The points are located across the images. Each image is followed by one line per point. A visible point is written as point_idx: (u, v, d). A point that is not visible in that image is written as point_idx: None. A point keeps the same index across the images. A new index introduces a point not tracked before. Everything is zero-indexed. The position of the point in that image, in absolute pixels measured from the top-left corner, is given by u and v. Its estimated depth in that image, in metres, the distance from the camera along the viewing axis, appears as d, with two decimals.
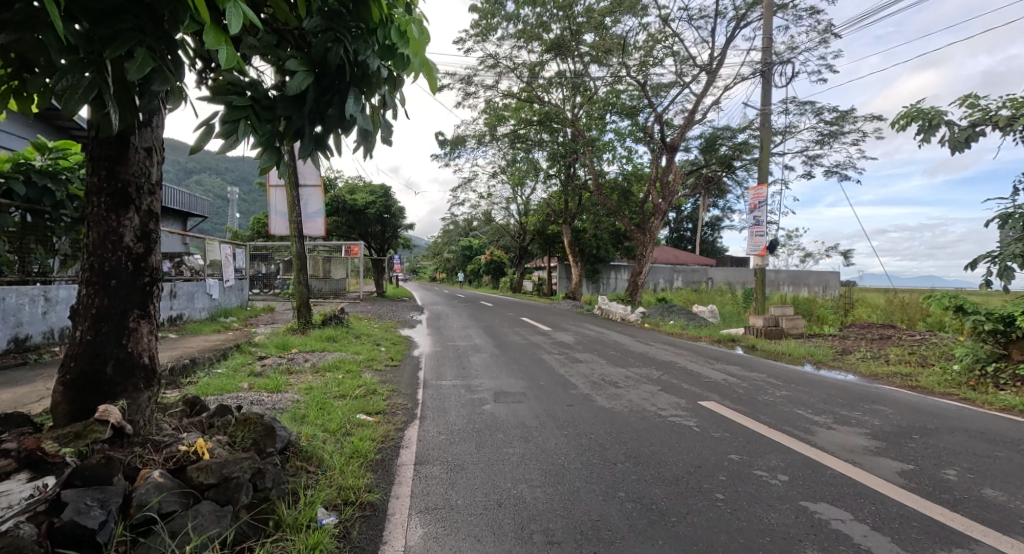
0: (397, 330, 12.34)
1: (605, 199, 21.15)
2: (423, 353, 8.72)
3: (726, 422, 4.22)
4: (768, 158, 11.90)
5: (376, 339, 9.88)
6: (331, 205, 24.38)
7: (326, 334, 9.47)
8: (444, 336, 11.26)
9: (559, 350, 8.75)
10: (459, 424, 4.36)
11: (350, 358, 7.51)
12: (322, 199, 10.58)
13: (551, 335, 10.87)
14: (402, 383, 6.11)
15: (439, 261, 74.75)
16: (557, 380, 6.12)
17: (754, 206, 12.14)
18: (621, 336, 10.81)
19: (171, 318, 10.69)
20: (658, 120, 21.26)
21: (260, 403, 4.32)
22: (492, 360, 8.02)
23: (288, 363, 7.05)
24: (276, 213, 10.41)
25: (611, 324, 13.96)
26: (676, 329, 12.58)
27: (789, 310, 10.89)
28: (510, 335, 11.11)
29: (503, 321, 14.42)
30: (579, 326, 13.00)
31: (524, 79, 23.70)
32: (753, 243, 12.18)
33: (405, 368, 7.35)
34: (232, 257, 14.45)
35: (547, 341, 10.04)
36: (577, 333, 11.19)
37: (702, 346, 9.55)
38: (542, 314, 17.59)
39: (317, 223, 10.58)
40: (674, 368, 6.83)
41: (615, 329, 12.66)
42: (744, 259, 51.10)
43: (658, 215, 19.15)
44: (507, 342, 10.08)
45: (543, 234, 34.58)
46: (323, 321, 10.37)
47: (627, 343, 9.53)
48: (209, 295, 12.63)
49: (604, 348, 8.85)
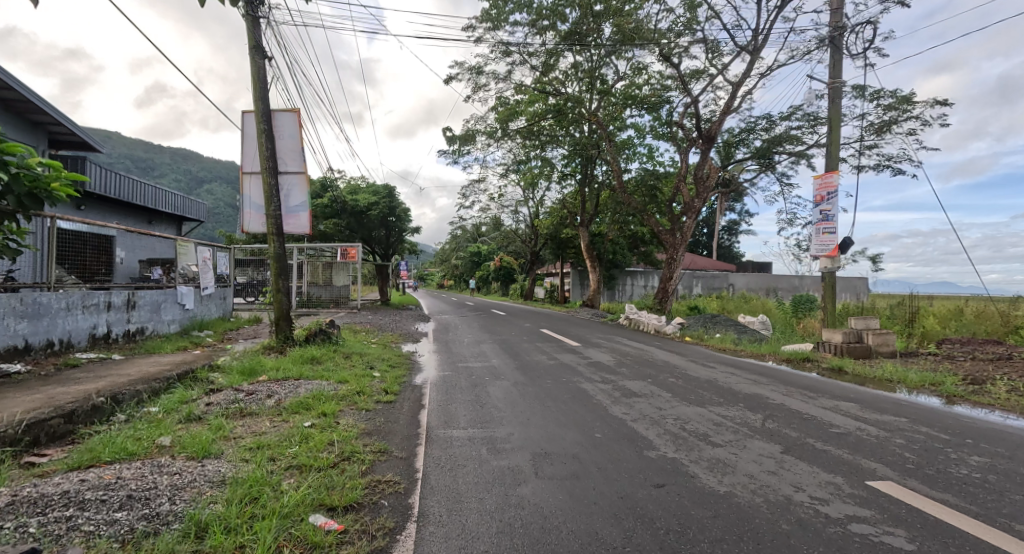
0: (398, 346, 10.54)
1: (629, 198, 19.32)
2: (428, 380, 6.88)
3: (974, 544, 2.31)
4: (838, 142, 10.03)
5: (370, 360, 8.03)
6: (333, 208, 22.83)
7: (308, 355, 7.69)
8: (454, 354, 9.40)
9: (600, 376, 6.84)
10: (484, 540, 2.48)
11: (330, 391, 5.68)
12: (307, 189, 8.79)
13: (582, 353, 8.98)
14: (395, 435, 4.24)
15: (446, 267, 73.09)
16: (618, 433, 4.22)
17: (820, 198, 10.19)
18: (669, 355, 8.92)
19: (127, 334, 8.95)
20: (685, 112, 19.43)
21: (135, 506, 2.48)
22: (516, 390, 6.15)
23: (243, 399, 5.23)
24: (251, 206, 8.62)
25: (645, 338, 12.07)
26: (726, 344, 10.68)
27: (873, 322, 8.95)
28: (533, 352, 9.24)
29: (521, 334, 12.59)
30: (611, 340, 11.11)
31: (537, 72, 22.11)
32: (821, 242, 10.23)
33: (402, 403, 5.53)
34: (212, 261, 12.72)
35: (581, 361, 8.17)
36: (613, 351, 9.26)
37: (776, 369, 7.61)
38: (562, 325, 15.78)
39: (300, 218, 8.77)
40: (774, 408, 4.90)
41: (653, 344, 10.74)
42: (765, 263, 48.98)
43: (691, 213, 17.21)
44: (531, 362, 8.24)
45: (556, 238, 32.81)
46: (307, 337, 8.58)
47: (682, 365, 7.62)
48: (182, 305, 10.94)
49: (659, 373, 6.93)
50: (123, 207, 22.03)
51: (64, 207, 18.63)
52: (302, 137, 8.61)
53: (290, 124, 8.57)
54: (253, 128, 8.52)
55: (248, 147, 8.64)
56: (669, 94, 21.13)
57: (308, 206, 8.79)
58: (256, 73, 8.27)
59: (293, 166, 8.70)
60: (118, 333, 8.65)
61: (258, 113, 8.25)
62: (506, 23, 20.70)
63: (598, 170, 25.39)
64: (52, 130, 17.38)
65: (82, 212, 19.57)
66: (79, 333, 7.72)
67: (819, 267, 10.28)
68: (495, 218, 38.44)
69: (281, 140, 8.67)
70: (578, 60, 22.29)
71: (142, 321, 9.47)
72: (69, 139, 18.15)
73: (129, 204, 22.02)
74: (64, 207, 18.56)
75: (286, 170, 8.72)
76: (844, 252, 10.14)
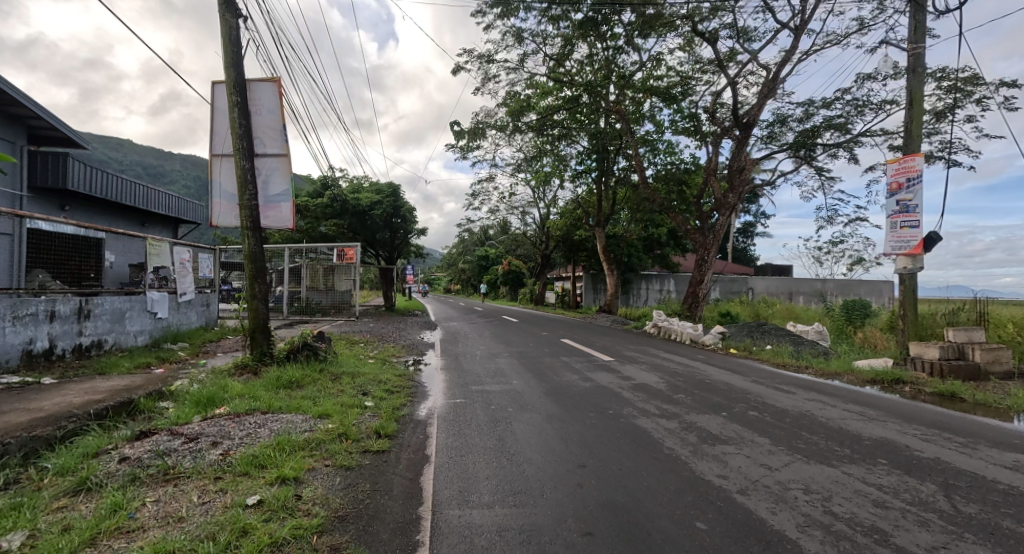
0: (399, 361, 9.04)
1: (653, 194, 17.80)
2: (434, 413, 5.36)
3: None
4: (919, 120, 8.47)
5: (363, 382, 6.54)
6: (333, 207, 21.44)
7: (286, 378, 6.22)
8: (466, 373, 7.88)
9: (656, 406, 5.28)
10: None
11: (301, 436, 4.19)
12: (289, 175, 7.35)
13: (620, 372, 7.42)
14: (382, 525, 2.74)
15: (453, 272, 71.89)
16: (732, 522, 2.67)
17: (896, 185, 8.58)
18: (726, 374, 7.34)
19: (78, 349, 7.54)
20: (714, 101, 17.90)
21: None
22: (551, 430, 4.63)
23: (177, 449, 3.74)
24: (223, 195, 7.17)
25: (683, 350, 10.51)
26: (783, 358, 9.10)
27: (977, 335, 7.35)
28: (560, 371, 7.70)
29: (541, 345, 11.04)
30: (647, 354, 9.57)
31: (550, 62, 20.71)
32: (899, 238, 8.62)
33: (397, 453, 4.01)
34: (193, 264, 11.30)
35: (623, 383, 6.63)
36: (656, 369, 7.70)
37: (873, 396, 5.99)
38: (584, 333, 14.24)
39: (281, 208, 7.35)
40: (945, 470, 3.32)
41: (697, 358, 9.17)
42: (785, 266, 47.13)
43: (726, 210, 15.59)
44: (561, 385, 6.70)
45: (568, 240, 31.33)
46: (289, 353, 7.08)
47: (752, 390, 6.03)
48: (152, 314, 9.53)
49: (731, 402, 5.37)
50: (112, 207, 20.78)
51: (47, 208, 17.38)
52: (283, 112, 7.20)
53: (269, 97, 7.16)
54: (224, 102, 7.11)
55: (218, 125, 7.22)
56: (693, 84, 19.66)
57: (291, 195, 7.37)
58: (227, 34, 6.86)
59: (273, 148, 7.29)
60: (65, 348, 7.24)
61: (230, 83, 6.86)
62: (517, 10, 19.33)
63: (616, 166, 23.91)
64: (33, 125, 16.13)
65: (66, 212, 18.34)
66: (8, 350, 6.31)
67: (896, 267, 8.71)
68: (503, 220, 37.02)
69: (259, 116, 7.28)
70: (594, 50, 20.83)
71: (99, 333, 8.07)
72: (50, 134, 16.84)
73: (119, 205, 20.79)
74: (46, 207, 17.32)
75: (264, 153, 7.31)
76: (929, 249, 8.51)
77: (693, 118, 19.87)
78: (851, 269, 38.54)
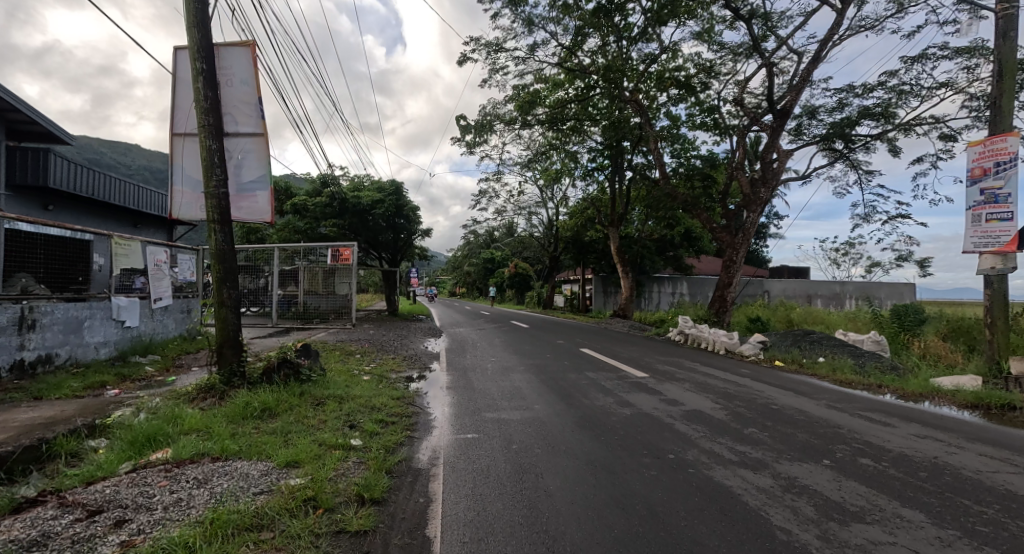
0: (397, 378, 7.79)
1: (674, 191, 16.53)
2: (438, 458, 4.11)
3: None
4: (1011, 94, 7.19)
5: (351, 410, 5.32)
6: (333, 207, 20.30)
7: (256, 406, 5.04)
8: (476, 394, 6.64)
9: (730, 449, 4.01)
10: None
11: (250, 506, 2.95)
12: (265, 158, 6.18)
13: (663, 394, 6.12)
14: None
15: (459, 275, 70.72)
16: None
17: (981, 172, 7.28)
18: (791, 397, 6.05)
19: (18, 366, 6.38)
20: (742, 90, 16.64)
21: None
22: (599, 488, 3.37)
23: (54, 536, 2.50)
24: (186, 181, 5.95)
25: (722, 363, 9.24)
26: (844, 373, 7.80)
27: None
28: (588, 392, 6.43)
29: (559, 357, 9.77)
30: (683, 368, 8.30)
31: (561, 51, 19.53)
32: (985, 234, 7.29)
33: (384, 536, 2.75)
34: (171, 265, 10.14)
35: (673, 410, 5.37)
36: (705, 390, 6.41)
37: (998, 431, 4.69)
38: (603, 342, 12.98)
39: (257, 198, 6.18)
40: None
41: (745, 375, 7.87)
42: (801, 268, 45.65)
43: (757, 207, 14.31)
44: (595, 412, 5.44)
45: (578, 241, 30.11)
46: (263, 372, 5.86)
47: (841, 423, 4.73)
48: (117, 323, 8.35)
49: (825, 442, 4.10)
50: (101, 207, 19.72)
51: (29, 207, 16.32)
52: (260, 82, 6.02)
53: (242, 64, 5.99)
54: (187, 70, 5.92)
55: (182, 98, 6.03)
56: (715, 73, 18.44)
57: (269, 181, 6.19)
58: None
59: (247, 126, 6.11)
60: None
61: (193, 46, 5.68)
62: None
63: (630, 163, 22.69)
64: (11, 120, 15.04)
65: (50, 212, 17.27)
66: None
67: (982, 267, 7.43)
68: (510, 222, 35.86)
69: (230, 87, 6.10)
70: (608, 40, 19.66)
71: (48, 347, 6.92)
72: (31, 129, 15.79)
73: (109, 206, 19.74)
74: (28, 207, 16.29)
75: (236, 132, 6.13)
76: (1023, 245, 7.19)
77: (714, 112, 18.66)
78: (869, 271, 37.22)
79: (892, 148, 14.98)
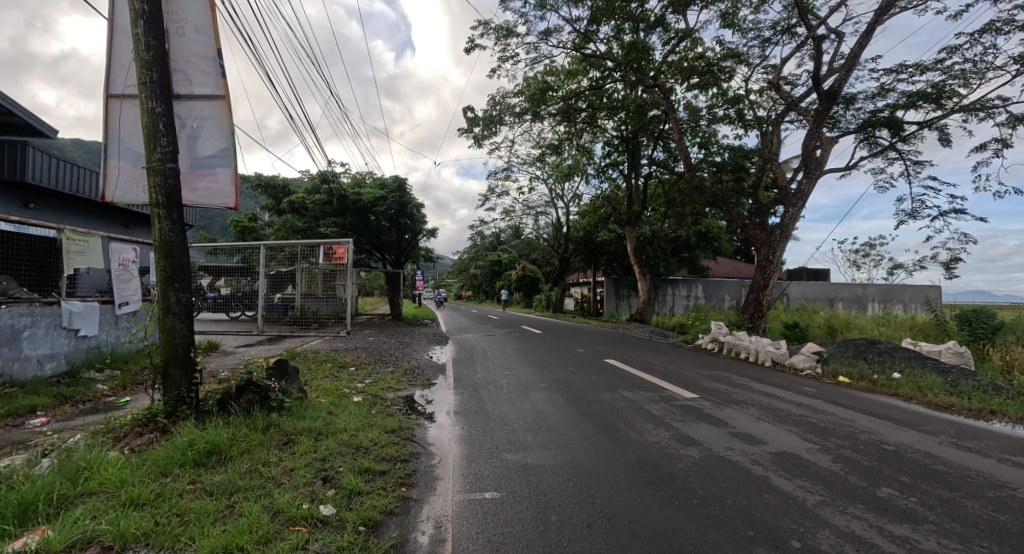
0: (393, 398, 6.49)
1: (701, 186, 15.23)
2: (443, 542, 2.79)
3: None
4: None
5: (328, 452, 4.02)
6: (333, 205, 19.05)
7: (199, 448, 3.77)
8: (491, 422, 5.32)
9: (881, 531, 2.67)
10: None
11: None
12: (227, 128, 4.93)
13: (731, 427, 4.79)
14: None
15: (465, 278, 69.61)
16: None
17: None
18: (900, 430, 4.68)
19: None
20: (775, 76, 15.32)
21: None
22: None
23: None
24: (124, 156, 4.69)
25: (776, 378, 7.88)
26: (936, 394, 6.41)
27: None
28: (634, 422, 5.09)
29: (585, 370, 8.45)
30: (736, 386, 6.96)
31: (575, 38, 18.26)
32: None
33: None
34: (141, 264, 8.88)
35: (756, 452, 4.03)
36: (780, 419, 5.07)
37: None
38: (628, 351, 11.64)
39: (219, 176, 4.95)
40: None
41: (813, 395, 6.51)
42: (820, 270, 44.07)
43: (797, 201, 12.98)
44: (651, 454, 4.12)
45: (590, 242, 28.81)
46: (220, 401, 4.58)
47: (1005, 478, 3.40)
48: (69, 332, 7.14)
49: (1019, 519, 2.76)
50: (88, 206, 18.60)
51: (8, 204, 15.21)
52: (219, 30, 4.77)
53: (195, 7, 4.72)
54: (126, 15, 4.64)
55: (120, 51, 4.74)
56: (741, 59, 17.13)
57: (233, 155, 4.96)
58: None
59: (204, 86, 4.86)
60: None
61: None
62: None
63: (647, 158, 21.40)
64: None
65: (31, 211, 16.11)
66: None
67: None
68: (518, 223, 34.58)
69: (183, 39, 4.84)
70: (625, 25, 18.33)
71: None
72: None
73: (97, 204, 18.60)
74: (6, 205, 15.17)
75: (190, 94, 4.88)
76: None
77: (739, 102, 17.40)
78: (892, 273, 35.63)
79: (944, 136, 13.60)
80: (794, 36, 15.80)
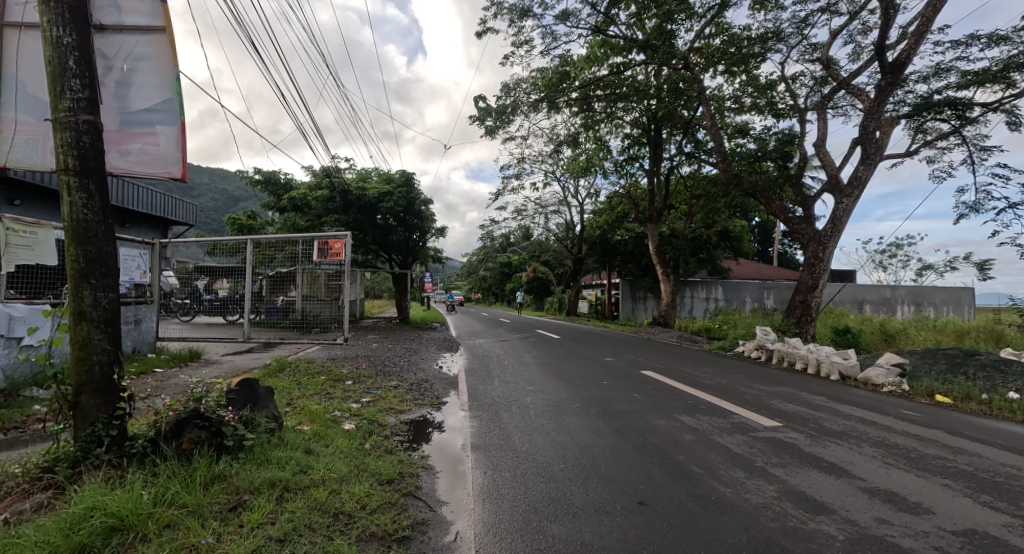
0: (393, 426, 5.17)
1: (739, 178, 13.81)
2: None
3: None
4: None
5: (289, 527, 2.71)
6: (336, 201, 17.83)
7: (94, 525, 2.50)
8: (521, 464, 3.99)
9: None
10: None
11: None
12: (172, 71, 3.76)
13: (860, 479, 3.41)
14: None
15: (474, 281, 68.41)
16: None
17: None
18: None
19: None
20: (820, 55, 13.88)
21: None
22: None
23: None
24: (25, 105, 3.69)
25: (861, 398, 6.47)
26: None
27: None
28: (717, 468, 3.73)
29: (624, 386, 7.08)
30: (820, 409, 5.57)
31: (596, 19, 16.92)
32: None
33: None
34: None
35: (932, 530, 2.67)
36: (921, 466, 3.68)
37: None
38: (663, 360, 10.27)
39: (161, 137, 3.81)
40: None
41: (924, 423, 5.12)
42: (845, 272, 42.30)
43: (852, 191, 11.52)
44: (769, 531, 2.76)
45: (606, 242, 27.45)
46: (150, 443, 3.31)
47: None
48: (8, 341, 5.94)
49: None
50: None
51: None
52: None
53: None
54: None
55: None
56: (778, 40, 15.72)
57: (179, 108, 3.80)
58: None
59: (136, 14, 3.66)
60: None
61: None
62: None
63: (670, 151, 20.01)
64: None
65: (17, 208, 15.07)
66: None
67: None
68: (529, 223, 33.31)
69: None
70: None
71: None
72: None
73: None
74: None
75: (118, 25, 3.66)
76: None
77: (774, 87, 16.01)
78: (921, 275, 33.88)
79: (1014, 118, 12.14)
80: (839, 13, 14.38)
